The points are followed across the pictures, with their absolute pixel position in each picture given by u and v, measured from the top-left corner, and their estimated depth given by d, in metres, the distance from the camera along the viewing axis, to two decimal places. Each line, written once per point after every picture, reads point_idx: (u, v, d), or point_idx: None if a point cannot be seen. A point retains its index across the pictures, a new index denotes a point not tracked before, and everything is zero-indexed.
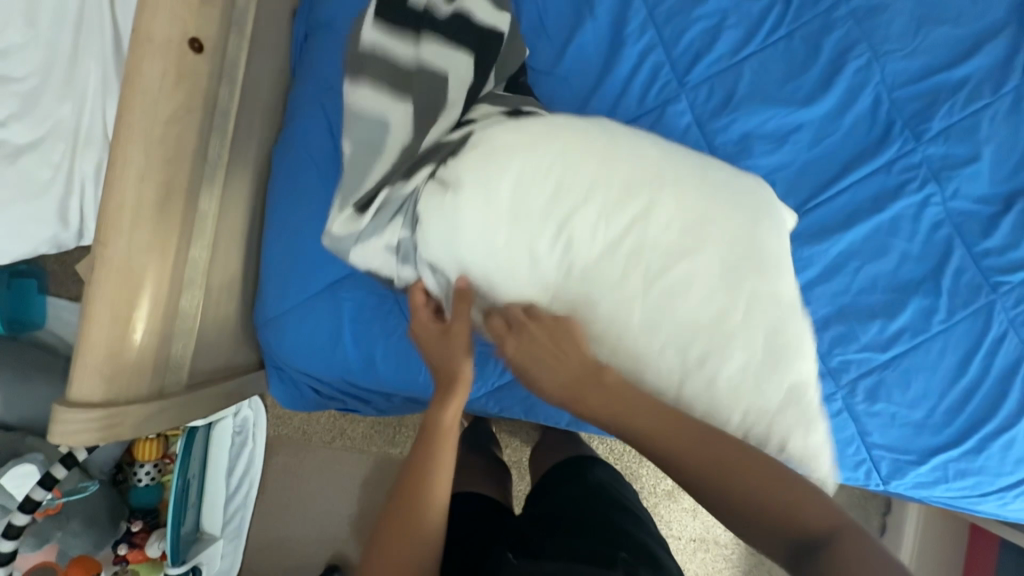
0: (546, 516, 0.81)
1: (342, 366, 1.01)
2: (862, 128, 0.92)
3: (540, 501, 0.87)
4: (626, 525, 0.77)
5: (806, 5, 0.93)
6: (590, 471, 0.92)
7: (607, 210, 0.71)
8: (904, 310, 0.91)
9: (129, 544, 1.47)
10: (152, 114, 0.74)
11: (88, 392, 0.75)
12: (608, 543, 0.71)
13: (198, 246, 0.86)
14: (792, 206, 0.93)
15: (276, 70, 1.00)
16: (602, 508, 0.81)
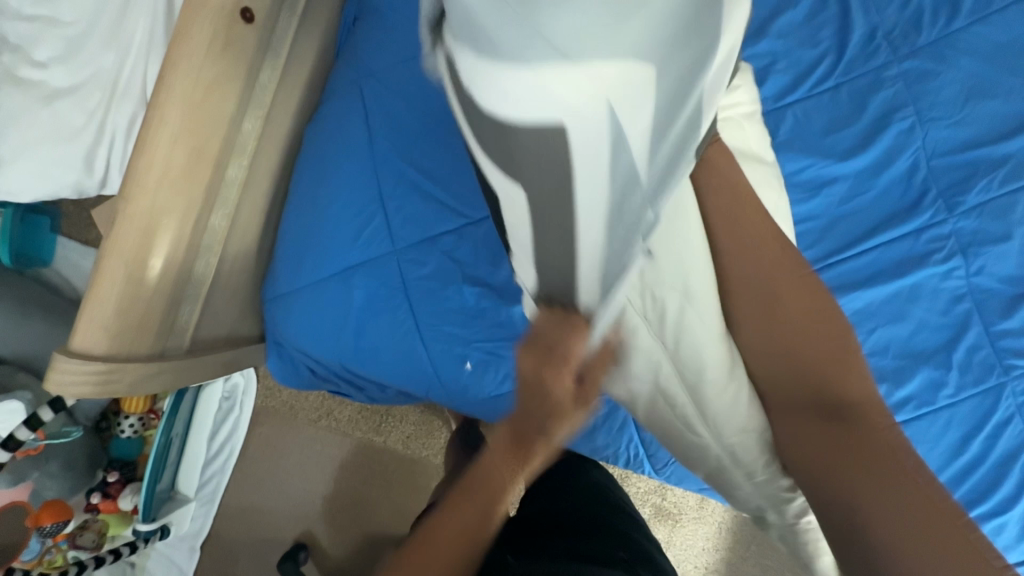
0: (545, 520, 0.82)
1: (342, 351, 1.00)
2: (896, 191, 0.91)
3: (538, 502, 0.88)
4: (623, 528, 0.80)
5: (857, 61, 0.92)
6: (585, 470, 0.94)
7: None
8: (913, 378, 0.90)
9: (102, 494, 1.47)
10: (194, 76, 0.74)
11: (90, 344, 0.74)
12: (607, 544, 0.74)
13: (220, 212, 0.86)
14: (816, 259, 0.92)
15: (320, 48, 1.00)
16: (597, 511, 0.83)
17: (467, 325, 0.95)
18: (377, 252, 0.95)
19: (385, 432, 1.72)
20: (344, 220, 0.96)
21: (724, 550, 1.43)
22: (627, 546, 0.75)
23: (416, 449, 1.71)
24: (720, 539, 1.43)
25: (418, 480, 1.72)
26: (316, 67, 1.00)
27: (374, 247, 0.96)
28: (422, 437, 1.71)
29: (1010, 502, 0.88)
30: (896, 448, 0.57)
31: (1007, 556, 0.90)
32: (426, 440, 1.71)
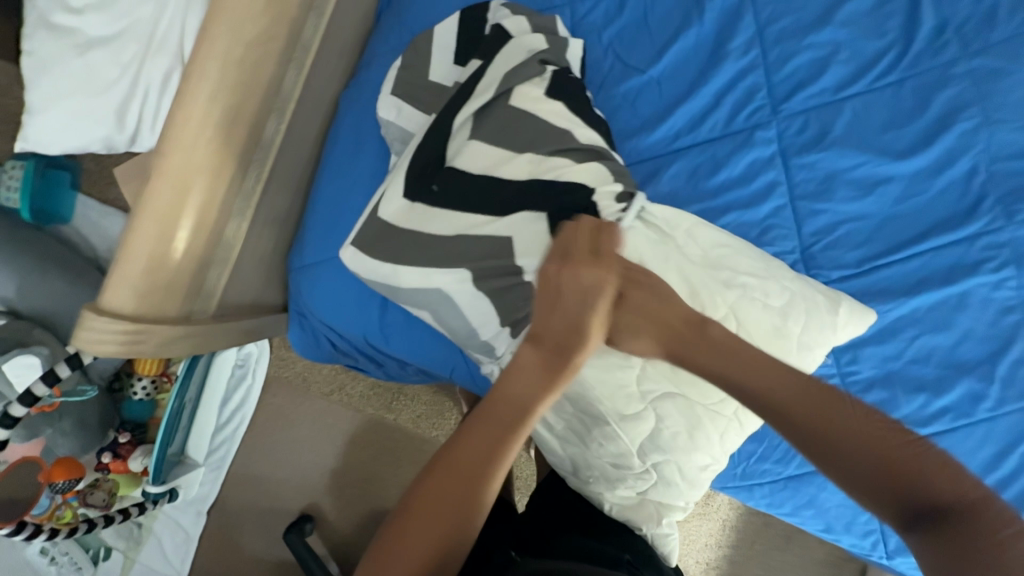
0: (549, 517, 0.81)
1: (371, 322, 0.98)
2: (951, 195, 0.88)
3: (542, 503, 0.85)
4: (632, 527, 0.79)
5: (923, 56, 0.87)
6: None
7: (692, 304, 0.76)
8: (954, 389, 0.87)
9: (113, 454, 1.48)
10: (237, 30, 0.71)
11: (119, 302, 0.72)
12: (615, 545, 0.72)
13: (254, 177, 0.84)
14: (863, 260, 0.89)
15: (360, 11, 0.96)
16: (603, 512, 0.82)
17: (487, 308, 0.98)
18: None
19: (396, 409, 1.72)
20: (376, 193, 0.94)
21: (728, 549, 1.42)
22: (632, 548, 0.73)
23: (425, 428, 1.71)
24: (726, 536, 1.42)
25: (425, 461, 1.72)
26: (355, 30, 0.96)
27: None
28: (432, 418, 1.71)
29: None
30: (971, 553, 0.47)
31: None
32: (437, 421, 1.71)
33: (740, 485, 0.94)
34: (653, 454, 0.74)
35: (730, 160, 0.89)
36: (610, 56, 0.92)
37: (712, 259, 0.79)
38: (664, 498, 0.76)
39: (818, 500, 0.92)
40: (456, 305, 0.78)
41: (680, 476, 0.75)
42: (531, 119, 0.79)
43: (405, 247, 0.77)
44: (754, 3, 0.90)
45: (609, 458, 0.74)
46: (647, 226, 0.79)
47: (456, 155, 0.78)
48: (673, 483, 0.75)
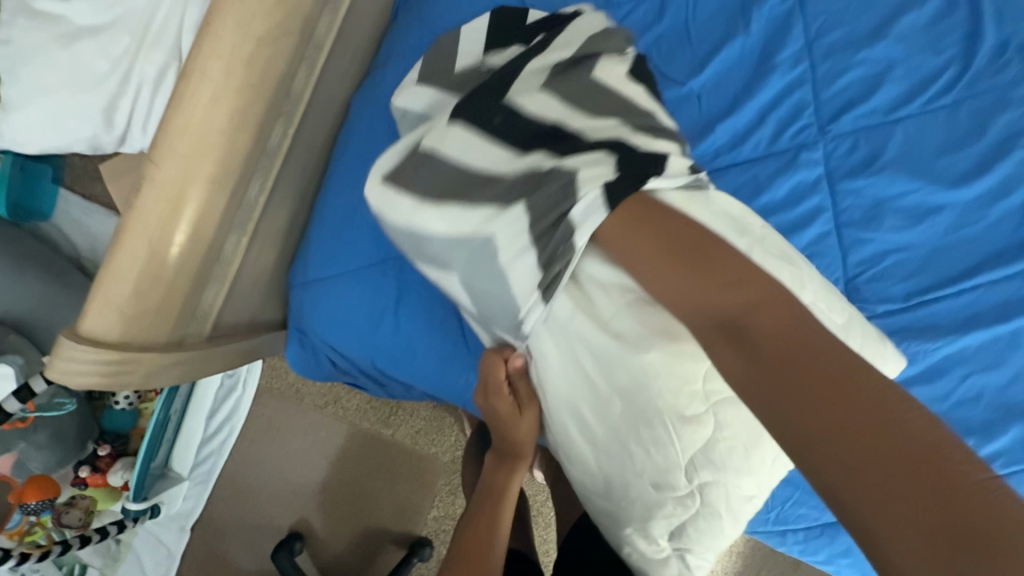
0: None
1: (379, 348, 0.90)
2: (1009, 226, 0.82)
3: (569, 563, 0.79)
4: None
5: (983, 76, 0.82)
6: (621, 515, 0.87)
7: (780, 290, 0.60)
8: (1004, 434, 0.82)
9: (92, 468, 1.40)
10: (245, 24, 0.62)
11: (101, 328, 0.64)
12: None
13: (257, 187, 0.76)
14: (912, 294, 0.83)
15: (377, 8, 0.88)
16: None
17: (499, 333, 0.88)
18: None
19: (394, 424, 1.65)
20: None
21: None
22: None
23: (425, 445, 1.64)
24: None
25: (425, 480, 1.64)
26: (370, 28, 0.89)
27: None
28: (432, 435, 1.63)
29: None
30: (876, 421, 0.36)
31: None
32: (436, 437, 1.64)
33: (773, 530, 0.88)
34: (702, 472, 0.63)
35: (774, 182, 0.83)
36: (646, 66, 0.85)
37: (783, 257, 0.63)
38: (700, 536, 0.65)
39: (855, 548, 0.86)
40: (497, 265, 0.60)
41: (726, 504, 0.65)
42: (609, 93, 0.65)
43: (449, 191, 0.61)
44: (804, 14, 0.84)
45: (655, 476, 0.63)
46: (722, 201, 0.64)
47: (519, 95, 0.65)
48: (716, 514, 0.65)
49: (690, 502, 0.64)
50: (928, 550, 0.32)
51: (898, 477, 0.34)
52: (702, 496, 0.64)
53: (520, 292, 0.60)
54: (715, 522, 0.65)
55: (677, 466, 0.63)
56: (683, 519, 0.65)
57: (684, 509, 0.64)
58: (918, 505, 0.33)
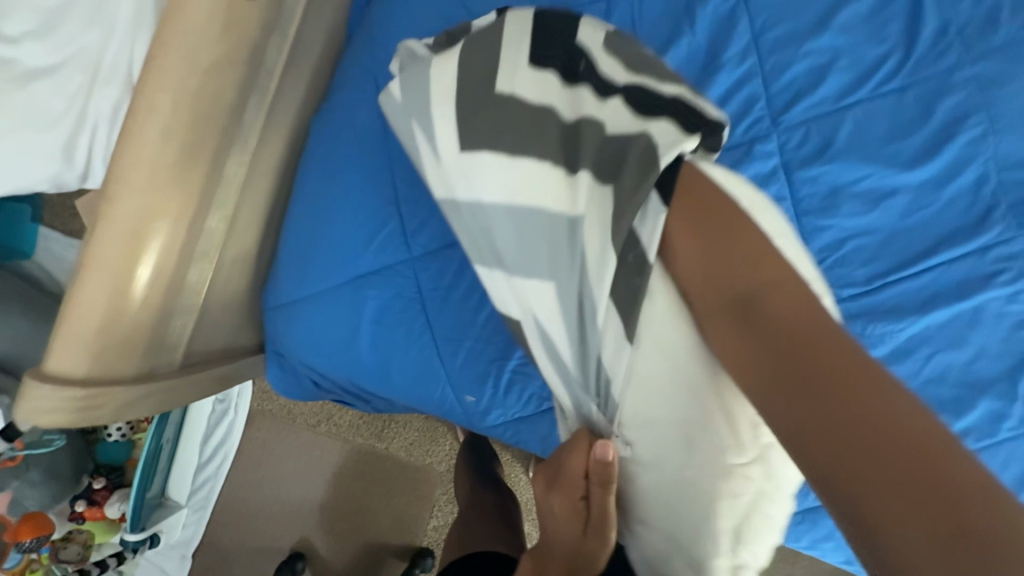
0: None
1: (353, 366, 0.90)
2: (962, 204, 0.84)
3: None
4: None
5: (925, 61, 0.83)
6: None
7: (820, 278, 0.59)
8: (973, 409, 0.83)
9: (88, 502, 1.38)
10: (189, 60, 0.64)
11: (68, 366, 0.65)
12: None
13: (217, 216, 0.77)
14: (874, 277, 0.84)
15: (328, 31, 0.89)
16: None
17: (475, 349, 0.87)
18: (393, 257, 0.87)
19: (388, 438, 1.65)
20: (354, 225, 0.87)
21: None
22: None
23: (420, 456, 1.64)
24: None
25: (421, 491, 1.64)
26: (324, 50, 0.90)
27: (388, 252, 0.87)
28: (426, 445, 1.63)
29: None
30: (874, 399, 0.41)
31: None
32: (431, 447, 1.64)
33: None
34: (771, 435, 0.53)
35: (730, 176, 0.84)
36: None
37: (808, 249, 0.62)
38: (761, 526, 0.54)
39: (837, 531, 0.87)
40: (537, 251, 0.59)
41: (786, 483, 0.55)
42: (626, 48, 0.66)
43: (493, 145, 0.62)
44: (747, 10, 0.85)
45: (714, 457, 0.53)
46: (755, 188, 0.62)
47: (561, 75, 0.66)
48: (762, 517, 0.54)
49: (756, 478, 0.53)
50: (908, 515, 0.37)
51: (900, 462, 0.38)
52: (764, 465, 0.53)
53: (557, 270, 0.59)
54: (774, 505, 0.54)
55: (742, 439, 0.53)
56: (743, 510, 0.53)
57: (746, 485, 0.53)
58: (898, 475, 0.38)
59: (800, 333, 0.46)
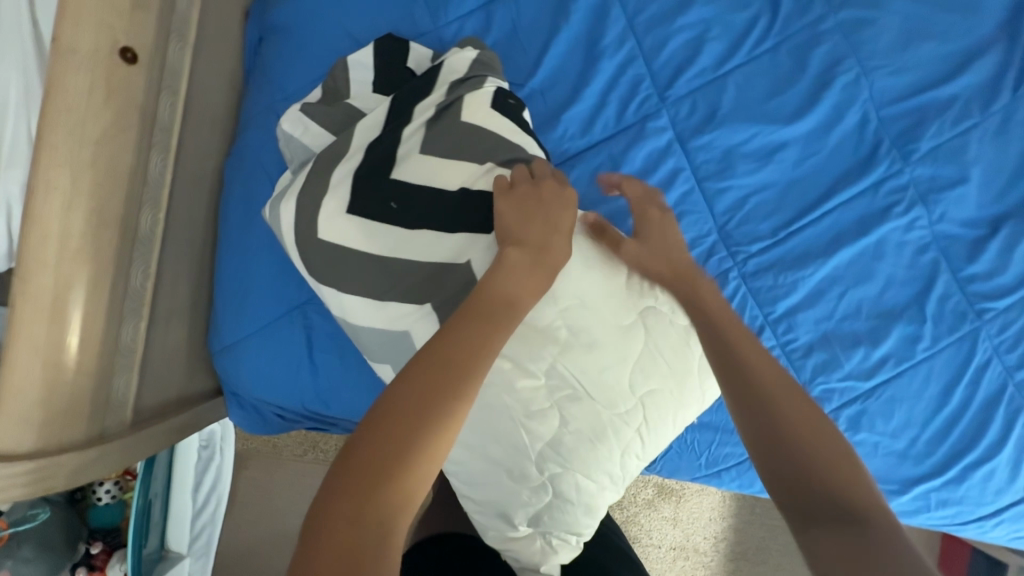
0: None
1: (306, 392, 0.94)
2: (848, 147, 0.88)
3: None
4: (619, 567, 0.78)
5: (791, 18, 0.88)
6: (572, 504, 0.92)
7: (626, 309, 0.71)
8: (889, 336, 0.88)
9: (88, 567, 1.43)
10: (77, 134, 0.66)
11: (13, 442, 0.67)
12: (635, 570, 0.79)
13: (139, 275, 0.79)
14: (778, 229, 0.88)
15: (225, 77, 0.92)
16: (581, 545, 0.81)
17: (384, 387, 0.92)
18: None
19: None
20: (283, 258, 0.92)
21: (729, 519, 1.53)
22: None
23: None
24: (727, 509, 1.53)
25: None
26: (226, 97, 0.93)
27: None
28: None
29: (997, 446, 0.87)
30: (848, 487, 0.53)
31: (1000, 499, 0.89)
32: None
33: (709, 473, 0.93)
34: (552, 465, 0.68)
35: (628, 156, 0.88)
36: None
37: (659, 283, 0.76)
38: (557, 523, 0.70)
39: None
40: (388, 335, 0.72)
41: (580, 494, 0.69)
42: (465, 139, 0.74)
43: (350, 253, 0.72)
44: None
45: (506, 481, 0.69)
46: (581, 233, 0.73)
47: (400, 170, 0.73)
48: (569, 505, 0.69)
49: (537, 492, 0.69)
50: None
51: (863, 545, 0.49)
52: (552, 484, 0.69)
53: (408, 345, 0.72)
54: (570, 509, 0.69)
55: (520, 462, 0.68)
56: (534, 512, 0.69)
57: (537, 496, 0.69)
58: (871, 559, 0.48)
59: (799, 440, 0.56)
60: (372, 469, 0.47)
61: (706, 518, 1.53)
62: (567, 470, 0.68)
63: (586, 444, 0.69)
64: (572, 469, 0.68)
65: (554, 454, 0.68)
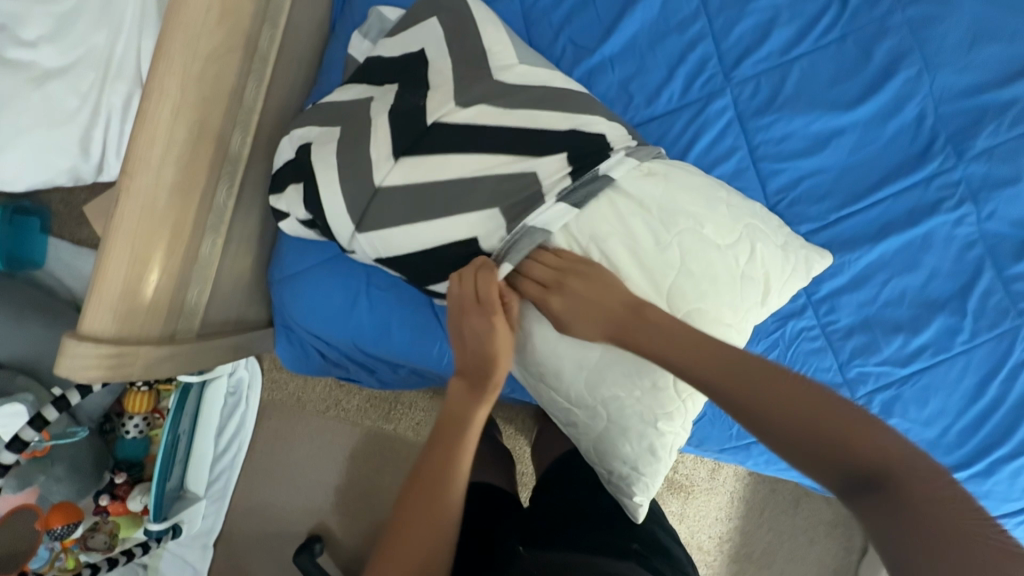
0: (554, 510, 0.85)
1: (355, 331, 0.97)
2: (905, 139, 0.91)
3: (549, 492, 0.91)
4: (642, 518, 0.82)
5: (863, 9, 0.91)
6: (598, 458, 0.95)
7: (678, 214, 0.75)
8: (928, 326, 0.90)
9: (111, 496, 1.42)
10: (192, 45, 0.71)
11: (98, 327, 0.72)
12: (620, 537, 0.76)
13: (224, 193, 0.84)
14: (829, 212, 0.91)
15: (315, 20, 0.97)
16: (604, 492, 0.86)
17: (423, 344, 0.97)
18: None
19: (395, 419, 1.69)
20: None
21: (736, 520, 1.49)
22: (641, 538, 0.77)
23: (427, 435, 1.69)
24: (736, 509, 1.48)
25: None
26: (313, 43, 0.99)
27: None
28: None
29: None
30: (865, 437, 0.54)
31: None
32: None
33: (738, 445, 0.97)
34: (596, 416, 0.75)
35: (689, 129, 0.92)
36: (563, 41, 0.94)
37: (760, 280, 0.77)
38: (610, 454, 0.76)
39: None
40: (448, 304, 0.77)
41: (633, 428, 0.73)
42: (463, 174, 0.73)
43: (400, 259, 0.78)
44: None
45: (559, 400, 0.77)
46: (631, 195, 0.75)
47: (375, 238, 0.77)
48: (621, 448, 0.75)
49: (585, 420, 0.76)
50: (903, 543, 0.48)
51: (892, 509, 0.50)
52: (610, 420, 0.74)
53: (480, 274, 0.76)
54: (637, 433, 0.73)
55: (581, 386, 0.74)
56: (591, 446, 0.77)
57: (577, 421, 0.77)
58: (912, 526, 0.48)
59: (758, 396, 0.60)
60: (428, 480, 0.70)
61: (713, 518, 1.49)
62: (624, 402, 0.73)
63: (618, 387, 0.73)
64: (624, 408, 0.73)
65: (599, 396, 0.74)
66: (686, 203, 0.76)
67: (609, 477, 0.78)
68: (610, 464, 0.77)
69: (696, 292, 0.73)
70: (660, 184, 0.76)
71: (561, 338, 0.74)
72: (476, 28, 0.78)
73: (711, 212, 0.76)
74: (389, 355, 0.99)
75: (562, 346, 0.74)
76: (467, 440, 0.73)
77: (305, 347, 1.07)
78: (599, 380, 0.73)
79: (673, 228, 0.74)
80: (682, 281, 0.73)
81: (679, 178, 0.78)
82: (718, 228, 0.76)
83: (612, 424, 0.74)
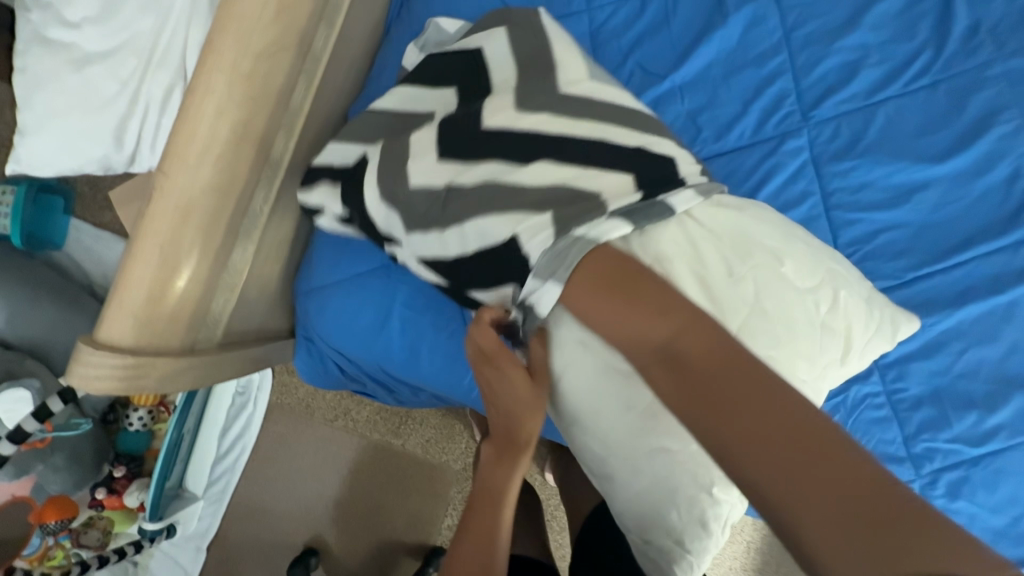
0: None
1: (384, 352, 0.91)
2: (993, 199, 0.84)
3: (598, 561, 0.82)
4: None
5: (957, 57, 0.84)
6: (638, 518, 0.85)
7: (749, 248, 0.64)
8: (1006, 405, 0.82)
9: (108, 489, 1.35)
10: (244, 40, 0.66)
11: (115, 334, 0.67)
12: None
13: (260, 197, 0.79)
14: (905, 271, 0.84)
15: (371, 23, 0.92)
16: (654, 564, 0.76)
17: (452, 373, 0.90)
18: None
19: (404, 435, 1.62)
20: None
21: None
22: None
23: (436, 454, 1.61)
24: None
25: (434, 487, 1.60)
26: (365, 46, 0.94)
27: None
28: (441, 443, 1.60)
29: None
30: (800, 419, 0.41)
31: None
32: (447, 445, 1.60)
33: None
34: (639, 473, 0.61)
35: (758, 169, 0.85)
36: (630, 64, 0.88)
37: (841, 331, 0.66)
38: (650, 521, 0.63)
39: None
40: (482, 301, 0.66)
41: (682, 496, 0.60)
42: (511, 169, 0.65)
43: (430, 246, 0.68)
44: (778, 8, 0.87)
45: (594, 444, 0.63)
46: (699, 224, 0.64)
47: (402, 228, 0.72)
48: (664, 517, 0.61)
49: (622, 476, 0.63)
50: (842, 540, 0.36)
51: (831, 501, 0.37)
52: (656, 482, 0.61)
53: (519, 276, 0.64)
54: (687, 502, 0.60)
55: (622, 428, 0.61)
56: (626, 506, 0.64)
57: (613, 476, 0.64)
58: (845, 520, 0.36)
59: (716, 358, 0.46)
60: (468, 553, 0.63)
61: None
62: (674, 461, 0.60)
63: (670, 442, 0.60)
64: (675, 470, 0.60)
65: (647, 451, 0.60)
66: (760, 238, 0.66)
67: (639, 543, 0.65)
68: (644, 528, 0.63)
69: (770, 340, 0.61)
70: (726, 216, 0.66)
71: (607, 371, 0.61)
72: (548, 43, 0.72)
73: (787, 252, 0.66)
74: (414, 380, 0.93)
75: (605, 396, 0.61)
76: (499, 520, 0.66)
77: (326, 363, 1.01)
78: (649, 429, 0.60)
79: (748, 260, 0.63)
80: (755, 326, 0.61)
81: (753, 214, 0.69)
82: (796, 275, 0.65)
83: (659, 487, 0.61)
